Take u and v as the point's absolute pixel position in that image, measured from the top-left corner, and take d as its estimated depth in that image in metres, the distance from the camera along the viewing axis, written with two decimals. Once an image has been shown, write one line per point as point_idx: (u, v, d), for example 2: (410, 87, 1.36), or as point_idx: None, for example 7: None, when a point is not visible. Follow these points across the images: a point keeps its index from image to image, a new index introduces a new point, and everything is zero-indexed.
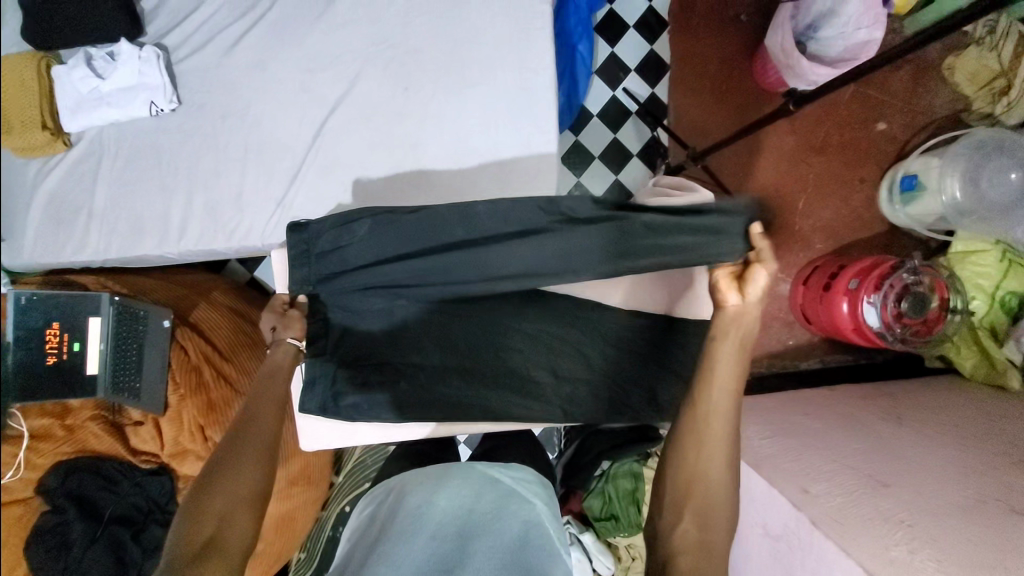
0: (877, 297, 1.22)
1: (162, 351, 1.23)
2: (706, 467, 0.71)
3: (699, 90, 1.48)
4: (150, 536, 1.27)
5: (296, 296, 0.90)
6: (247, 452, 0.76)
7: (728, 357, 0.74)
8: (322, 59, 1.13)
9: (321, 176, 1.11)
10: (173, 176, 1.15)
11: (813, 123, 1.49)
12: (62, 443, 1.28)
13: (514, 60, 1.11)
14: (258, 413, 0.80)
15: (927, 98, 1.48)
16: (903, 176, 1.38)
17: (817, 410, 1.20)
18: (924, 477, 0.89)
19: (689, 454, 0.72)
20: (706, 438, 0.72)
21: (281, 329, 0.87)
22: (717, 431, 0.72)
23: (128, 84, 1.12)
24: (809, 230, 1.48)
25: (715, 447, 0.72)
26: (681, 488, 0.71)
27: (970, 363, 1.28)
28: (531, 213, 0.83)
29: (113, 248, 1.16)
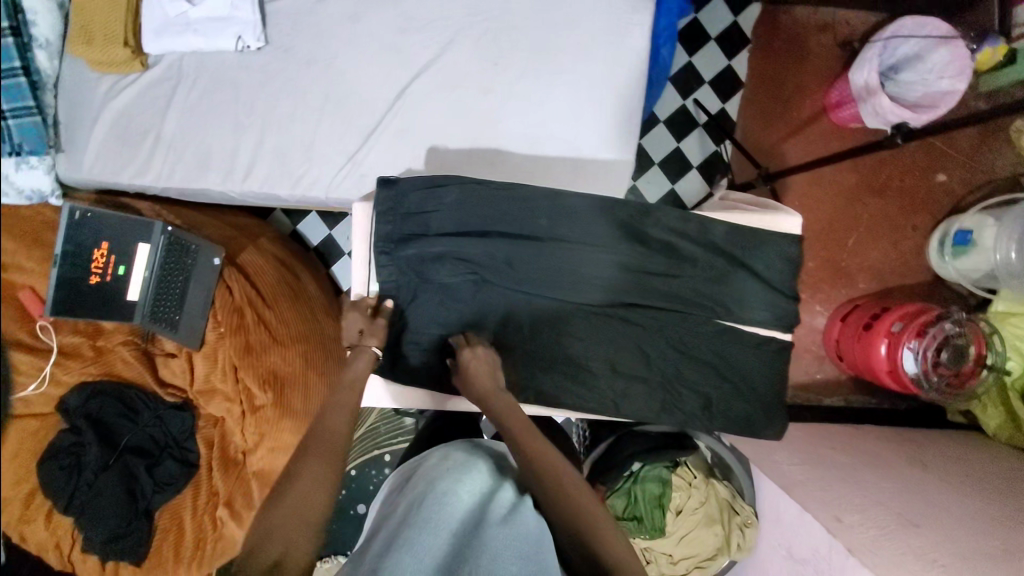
0: (918, 344, 1.23)
1: (207, 288, 1.23)
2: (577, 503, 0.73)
3: (769, 113, 1.49)
4: (163, 470, 1.26)
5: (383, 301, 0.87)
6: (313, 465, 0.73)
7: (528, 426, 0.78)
8: (415, 22, 1.12)
9: (397, 138, 1.11)
10: (247, 115, 1.14)
11: (875, 165, 1.50)
12: (89, 364, 1.27)
13: (607, 53, 1.11)
14: (333, 426, 0.78)
15: (989, 158, 1.46)
16: (957, 231, 1.38)
17: (845, 446, 1.21)
18: (954, 524, 0.90)
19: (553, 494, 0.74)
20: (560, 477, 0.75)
21: (365, 334, 0.84)
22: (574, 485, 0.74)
23: (219, 15, 1.12)
24: (853, 267, 1.49)
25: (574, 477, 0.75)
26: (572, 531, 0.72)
27: (994, 423, 1.30)
28: (611, 222, 0.88)
29: (176, 177, 1.15)
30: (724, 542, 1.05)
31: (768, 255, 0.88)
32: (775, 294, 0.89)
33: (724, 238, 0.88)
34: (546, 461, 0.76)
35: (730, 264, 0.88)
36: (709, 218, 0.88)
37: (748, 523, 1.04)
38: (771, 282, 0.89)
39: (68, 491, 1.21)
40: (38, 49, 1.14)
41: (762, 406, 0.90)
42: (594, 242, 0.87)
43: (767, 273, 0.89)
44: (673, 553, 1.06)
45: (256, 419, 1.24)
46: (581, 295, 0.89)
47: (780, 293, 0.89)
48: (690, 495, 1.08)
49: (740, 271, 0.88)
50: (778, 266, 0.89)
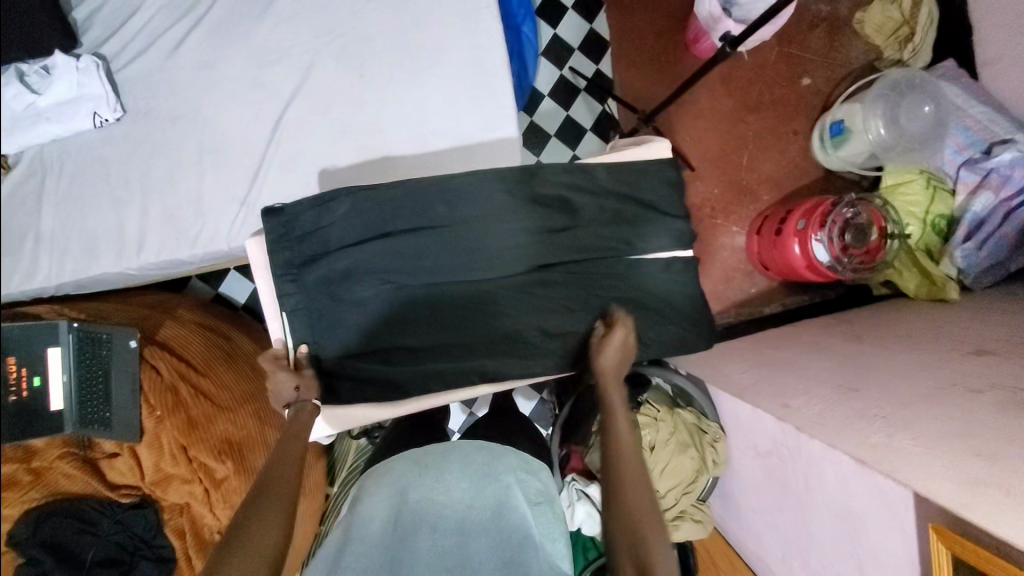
0: (823, 233, 1.31)
1: (133, 373, 1.18)
2: (642, 524, 0.71)
3: (639, 61, 1.55)
4: (140, 573, 1.20)
5: (297, 350, 0.87)
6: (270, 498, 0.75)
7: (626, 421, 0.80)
8: (271, 54, 1.12)
9: (283, 172, 1.10)
10: (125, 188, 1.11)
11: (747, 83, 1.58)
12: (30, 490, 1.17)
13: (465, 41, 1.14)
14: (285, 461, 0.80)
15: (844, 51, 1.59)
16: (831, 123, 1.48)
17: (787, 343, 1.27)
18: (888, 380, 0.96)
19: (625, 515, 0.71)
20: (635, 484, 0.74)
21: (300, 390, 0.84)
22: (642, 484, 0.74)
23: (68, 97, 1.08)
24: (755, 182, 1.58)
25: (647, 494, 0.74)
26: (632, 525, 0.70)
27: (912, 284, 1.39)
28: (504, 192, 0.89)
29: (67, 270, 1.11)
30: (701, 462, 1.09)
31: (654, 182, 0.93)
32: (670, 217, 0.94)
33: (611, 177, 0.92)
34: (630, 459, 0.76)
35: (622, 200, 0.92)
36: (591, 163, 0.92)
37: (717, 438, 1.10)
38: (663, 206, 0.94)
39: None
40: None
41: (689, 322, 0.95)
42: (493, 213, 0.89)
43: (657, 199, 0.93)
44: (661, 489, 1.08)
45: (222, 493, 1.20)
46: (486, 266, 0.89)
47: (674, 214, 0.94)
48: (659, 429, 1.08)
49: (632, 204, 0.92)
50: (666, 189, 0.94)
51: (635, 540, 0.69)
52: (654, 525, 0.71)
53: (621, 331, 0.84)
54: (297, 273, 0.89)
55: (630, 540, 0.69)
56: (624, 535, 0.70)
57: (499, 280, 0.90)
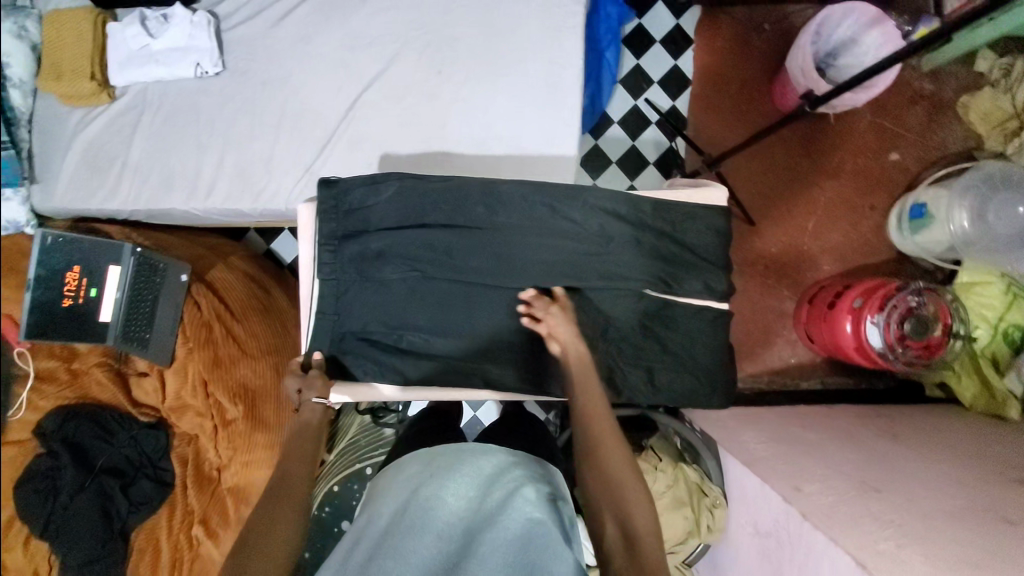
0: (880, 316, 1.23)
1: (177, 304, 1.26)
2: (619, 475, 0.74)
3: (719, 106, 1.53)
4: (138, 489, 1.27)
5: (310, 355, 0.90)
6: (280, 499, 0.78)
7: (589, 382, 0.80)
8: (362, 40, 1.18)
9: (350, 148, 1.16)
10: (209, 135, 1.19)
11: (829, 148, 1.52)
12: (64, 388, 1.29)
13: (545, 56, 1.16)
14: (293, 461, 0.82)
15: (940, 134, 1.51)
16: (912, 205, 1.40)
17: (815, 425, 1.20)
18: (912, 487, 0.89)
19: (606, 478, 0.74)
20: (607, 440, 0.76)
21: (304, 390, 0.86)
22: (612, 445, 0.76)
23: (178, 44, 1.18)
24: (817, 250, 1.50)
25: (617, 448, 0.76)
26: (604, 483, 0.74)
27: (970, 393, 1.29)
28: (546, 206, 0.90)
29: (143, 198, 1.20)
30: (695, 525, 1.04)
31: (699, 228, 0.91)
32: (708, 266, 0.91)
33: (657, 213, 0.90)
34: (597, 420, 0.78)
35: (663, 239, 0.90)
36: (638, 196, 0.91)
37: (717, 504, 1.04)
38: (703, 254, 0.91)
39: (43, 514, 1.22)
40: (14, 88, 1.22)
41: (707, 377, 0.91)
42: (530, 225, 0.90)
43: (698, 246, 0.91)
44: None
45: (228, 432, 1.26)
46: (519, 274, 0.89)
47: (714, 263, 0.91)
48: (657, 479, 1.07)
49: (672, 244, 0.90)
50: (710, 238, 0.91)
51: (617, 501, 0.72)
52: (633, 481, 0.74)
53: (556, 305, 0.83)
54: (337, 245, 0.92)
55: (609, 498, 0.73)
56: (606, 495, 0.73)
57: (525, 291, 0.90)
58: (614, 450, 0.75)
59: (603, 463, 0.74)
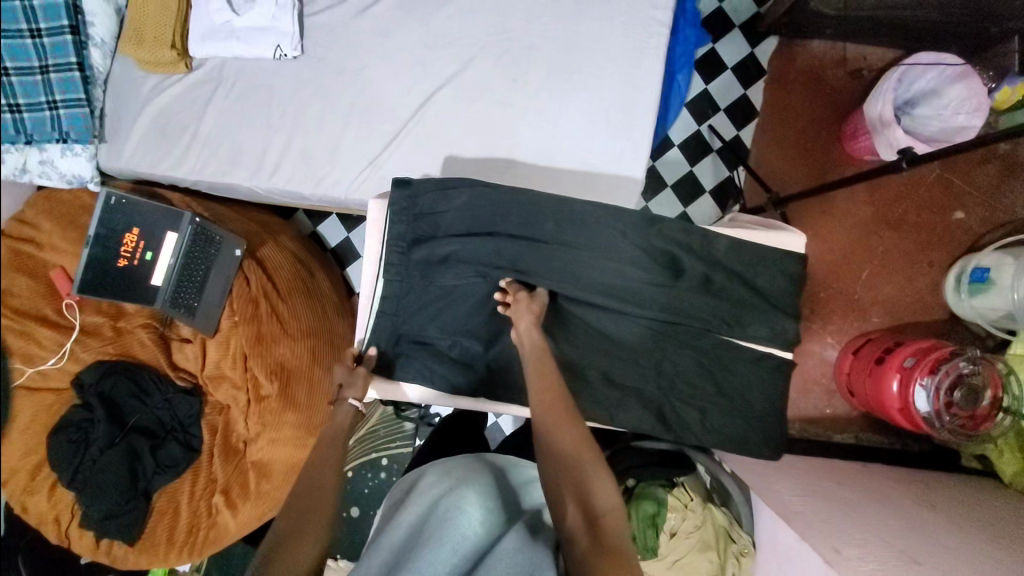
0: (930, 380, 1.20)
1: (227, 277, 1.29)
2: (580, 458, 0.73)
3: (785, 141, 1.49)
4: (166, 452, 1.29)
5: (365, 349, 0.91)
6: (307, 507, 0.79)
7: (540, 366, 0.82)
8: (440, 40, 1.18)
9: (417, 145, 1.16)
10: (279, 116, 1.20)
11: (893, 199, 1.49)
12: (107, 343, 1.32)
13: (623, 76, 1.15)
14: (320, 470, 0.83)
15: (1011, 197, 1.45)
16: (974, 268, 1.35)
17: (851, 482, 1.17)
18: (954, 562, 0.87)
19: (566, 454, 0.73)
20: (563, 423, 0.76)
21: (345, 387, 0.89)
22: (569, 427, 0.76)
23: (260, 25, 1.19)
24: (868, 302, 1.47)
25: (574, 428, 0.76)
26: (565, 467, 0.72)
27: (1011, 469, 1.24)
28: (614, 231, 0.89)
29: (207, 170, 1.22)
30: (720, 570, 1.03)
31: (771, 273, 0.89)
32: (775, 311, 0.90)
33: (728, 253, 0.90)
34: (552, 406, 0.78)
35: (732, 279, 0.89)
36: (712, 232, 0.90)
37: (744, 551, 1.04)
38: (771, 299, 0.90)
39: (73, 464, 1.24)
40: (94, 48, 1.23)
41: (758, 424, 0.90)
42: (596, 248, 0.89)
43: (766, 290, 0.90)
44: None
45: (259, 408, 1.27)
46: (580, 297, 0.89)
47: (781, 309, 0.90)
48: (684, 518, 1.05)
49: (741, 286, 0.89)
50: (780, 284, 0.90)
51: (575, 480, 0.71)
52: (591, 460, 0.73)
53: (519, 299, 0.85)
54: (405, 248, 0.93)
55: (569, 477, 0.71)
56: (566, 475, 0.72)
57: (583, 313, 0.91)
58: (571, 432, 0.75)
59: (562, 443, 0.74)
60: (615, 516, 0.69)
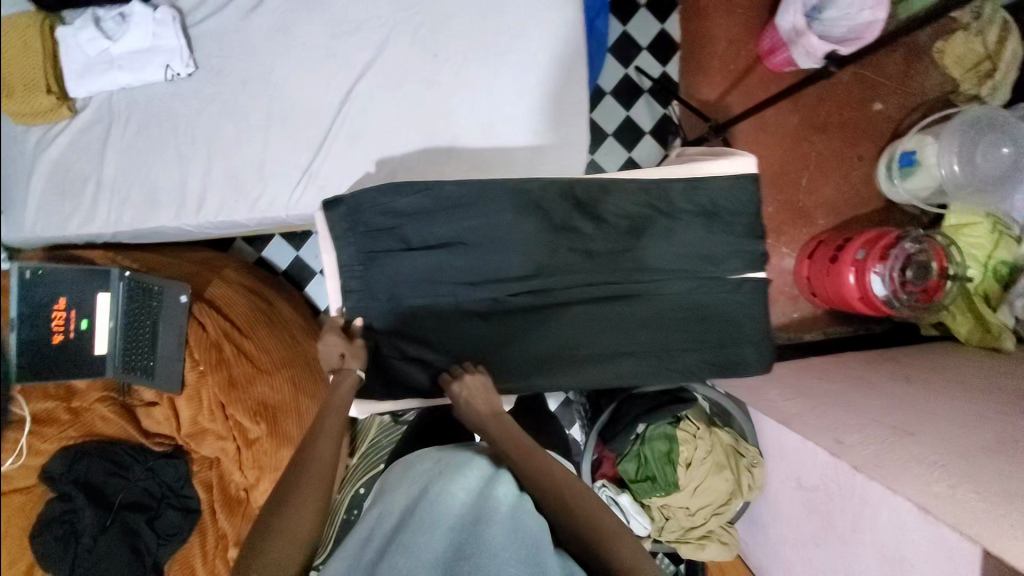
0: (884, 266, 1.28)
1: (179, 327, 1.19)
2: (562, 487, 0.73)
3: (709, 68, 1.51)
4: (165, 521, 1.22)
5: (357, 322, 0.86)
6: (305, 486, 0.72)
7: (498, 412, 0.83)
8: (347, 25, 1.10)
9: (348, 145, 1.09)
10: (189, 143, 1.10)
11: (816, 103, 1.54)
12: (68, 427, 1.21)
13: (544, 31, 1.11)
14: (317, 453, 0.76)
15: (919, 79, 1.55)
16: (901, 154, 1.44)
17: (831, 375, 1.24)
18: (944, 426, 0.93)
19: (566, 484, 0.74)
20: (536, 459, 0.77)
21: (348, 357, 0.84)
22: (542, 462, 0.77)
23: (142, 46, 1.08)
24: (812, 205, 1.54)
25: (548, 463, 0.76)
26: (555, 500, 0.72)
27: (965, 329, 1.36)
28: (576, 192, 0.88)
29: (125, 218, 1.11)
30: (736, 485, 1.07)
31: (731, 199, 0.90)
32: (746, 237, 0.91)
33: (685, 192, 0.90)
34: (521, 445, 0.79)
35: (699, 217, 0.90)
36: (665, 181, 0.90)
37: (754, 462, 1.08)
38: (739, 226, 0.91)
39: (66, 561, 1.16)
40: None
41: (750, 347, 0.93)
42: (559, 212, 0.88)
43: (730, 217, 0.90)
44: (690, 506, 1.07)
45: (252, 453, 1.20)
46: (558, 262, 0.88)
47: (751, 233, 0.91)
48: (696, 446, 1.08)
49: (709, 221, 0.90)
50: (745, 210, 0.91)
51: (564, 504, 0.72)
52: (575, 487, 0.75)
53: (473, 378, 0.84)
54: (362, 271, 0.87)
55: (560, 501, 0.72)
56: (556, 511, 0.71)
57: (564, 275, 0.88)
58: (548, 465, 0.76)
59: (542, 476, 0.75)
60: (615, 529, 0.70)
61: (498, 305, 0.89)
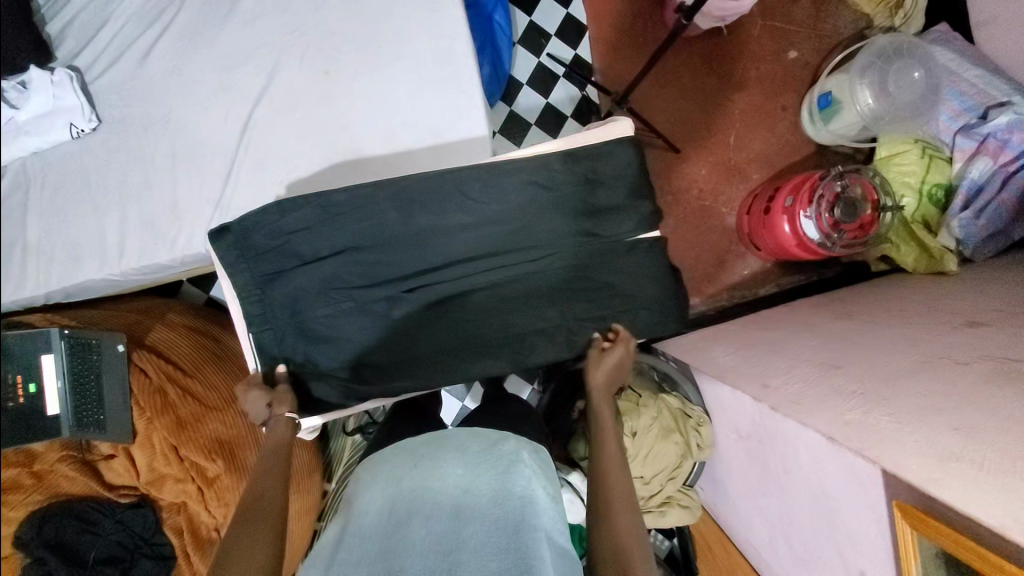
0: (812, 209, 1.26)
1: (122, 377, 1.19)
2: (612, 478, 0.75)
3: (618, 45, 1.53)
4: (140, 571, 1.22)
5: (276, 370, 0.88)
6: (254, 524, 0.71)
7: (610, 384, 0.86)
8: (238, 57, 1.13)
9: (255, 171, 1.11)
10: (104, 195, 1.13)
11: (731, 61, 1.54)
12: (32, 492, 1.15)
13: (429, 33, 1.13)
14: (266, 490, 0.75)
15: (831, 21, 1.55)
16: (819, 96, 1.44)
17: (776, 324, 1.22)
18: (868, 354, 0.92)
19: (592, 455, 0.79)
20: (605, 442, 0.79)
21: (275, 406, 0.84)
22: (611, 445, 0.78)
23: (44, 109, 1.10)
24: (744, 161, 1.53)
25: (609, 451, 0.78)
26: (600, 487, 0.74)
27: (911, 258, 1.34)
28: (464, 180, 0.89)
29: (53, 278, 1.12)
30: (686, 447, 1.06)
31: (615, 164, 0.91)
32: (634, 198, 0.92)
33: (566, 165, 0.91)
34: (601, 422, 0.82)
35: (586, 185, 0.91)
36: (546, 156, 0.91)
37: (701, 422, 1.07)
38: (625, 188, 0.92)
39: None
40: None
41: (659, 308, 0.94)
42: (457, 200, 0.89)
43: (617, 182, 0.92)
44: (645, 475, 1.04)
45: (215, 491, 1.22)
46: (459, 251, 0.89)
47: (639, 194, 0.93)
48: (641, 415, 1.05)
49: (595, 188, 0.91)
50: (629, 173, 0.92)
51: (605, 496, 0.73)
52: (619, 482, 0.74)
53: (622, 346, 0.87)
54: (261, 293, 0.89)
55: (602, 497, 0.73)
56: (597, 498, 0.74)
57: (470, 263, 0.89)
58: (607, 449, 0.78)
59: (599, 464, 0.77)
60: (632, 540, 0.69)
61: (399, 304, 0.89)
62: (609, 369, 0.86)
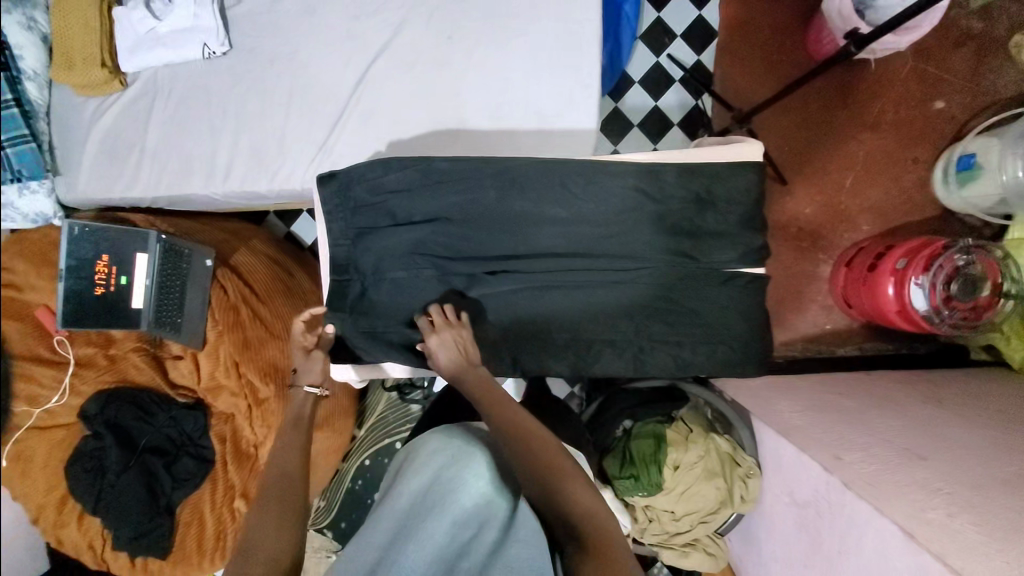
0: (925, 277, 1.16)
1: (204, 289, 1.25)
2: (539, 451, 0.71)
3: (747, 60, 1.44)
4: (181, 466, 1.25)
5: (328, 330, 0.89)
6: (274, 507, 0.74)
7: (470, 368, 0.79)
8: (368, 7, 1.14)
9: (362, 123, 1.12)
10: (221, 117, 1.18)
11: (867, 99, 1.43)
12: (103, 372, 1.27)
13: (560, 14, 1.10)
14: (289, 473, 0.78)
15: (990, 76, 1.40)
16: (960, 156, 1.32)
17: (853, 390, 1.14)
18: (958, 450, 0.84)
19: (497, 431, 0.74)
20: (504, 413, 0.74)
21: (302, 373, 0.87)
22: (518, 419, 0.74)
23: (185, 26, 1.16)
24: (855, 209, 1.42)
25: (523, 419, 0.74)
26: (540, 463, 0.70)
27: (1019, 355, 1.22)
28: (569, 173, 0.87)
29: (163, 184, 1.20)
30: (727, 494, 1.01)
31: (728, 189, 0.88)
32: (739, 228, 0.88)
33: (680, 180, 0.88)
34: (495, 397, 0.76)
35: (693, 204, 0.87)
36: (658, 166, 0.88)
37: (750, 474, 1.02)
38: (734, 216, 0.88)
39: (93, 494, 1.20)
40: (28, 81, 1.18)
41: (740, 347, 0.89)
42: (558, 192, 0.87)
43: (728, 208, 0.88)
44: (676, 511, 1.00)
45: (262, 412, 1.26)
46: (549, 243, 0.88)
47: (746, 224, 0.88)
48: (688, 450, 1.01)
49: (703, 209, 0.87)
50: (740, 201, 0.88)
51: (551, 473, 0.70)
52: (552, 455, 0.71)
53: (450, 331, 0.80)
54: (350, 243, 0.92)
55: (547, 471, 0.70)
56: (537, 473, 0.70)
57: (556, 257, 0.87)
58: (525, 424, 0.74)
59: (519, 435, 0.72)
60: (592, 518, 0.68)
61: (478, 284, 0.88)
62: (455, 356, 0.80)
